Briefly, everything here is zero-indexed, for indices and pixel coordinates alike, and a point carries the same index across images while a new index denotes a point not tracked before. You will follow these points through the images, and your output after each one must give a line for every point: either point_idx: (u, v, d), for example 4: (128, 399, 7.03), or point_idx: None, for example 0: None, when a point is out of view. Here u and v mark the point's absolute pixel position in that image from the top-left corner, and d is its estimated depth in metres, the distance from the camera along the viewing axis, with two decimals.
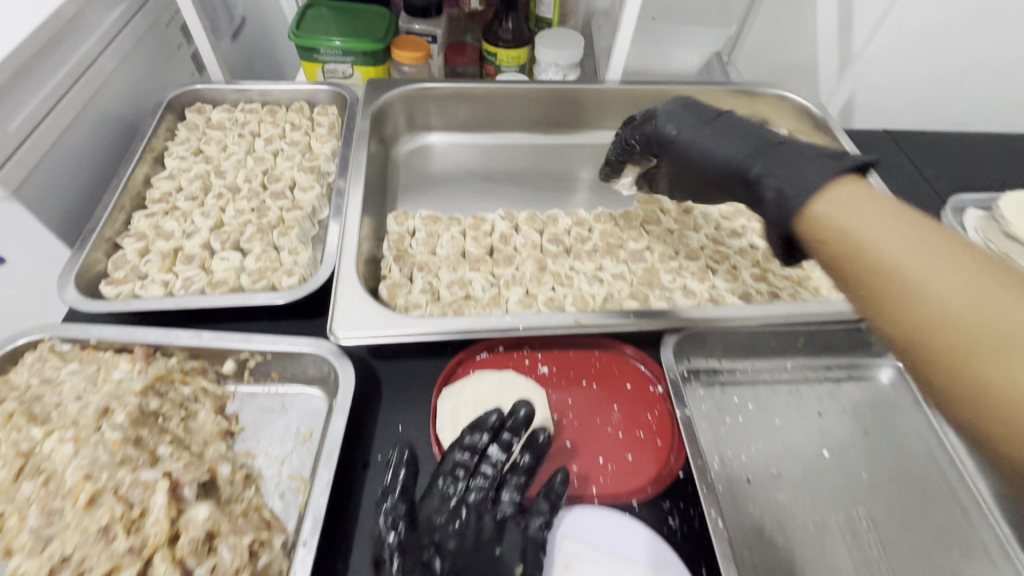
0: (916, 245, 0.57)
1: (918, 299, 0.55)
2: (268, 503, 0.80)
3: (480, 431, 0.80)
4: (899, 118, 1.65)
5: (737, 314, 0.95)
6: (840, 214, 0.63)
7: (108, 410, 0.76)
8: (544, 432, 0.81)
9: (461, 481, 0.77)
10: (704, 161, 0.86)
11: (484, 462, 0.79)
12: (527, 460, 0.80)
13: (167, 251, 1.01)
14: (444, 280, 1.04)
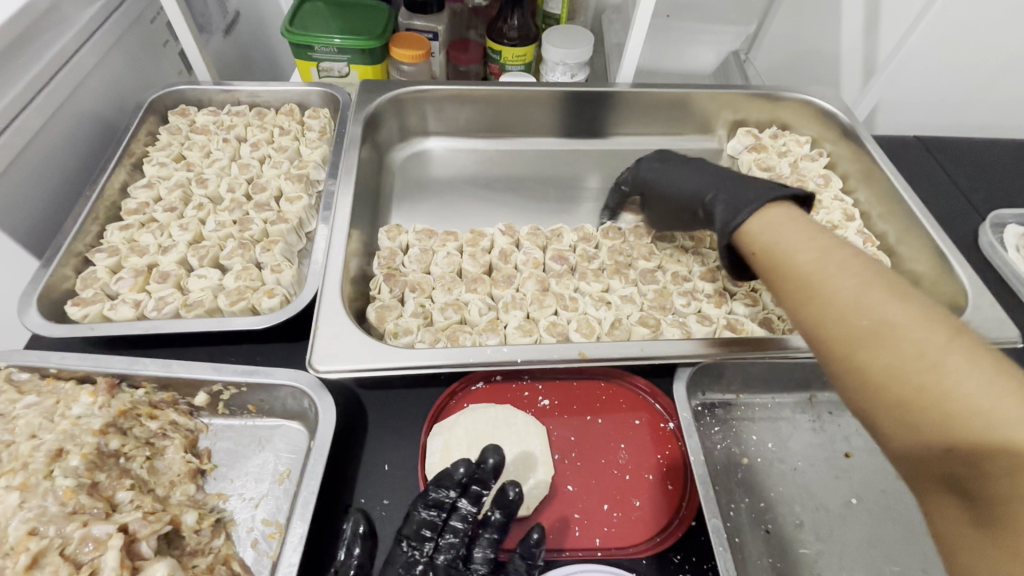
0: (867, 288, 0.60)
1: (878, 336, 0.57)
2: (238, 553, 0.73)
3: (442, 485, 0.73)
4: (924, 121, 1.57)
5: (762, 348, 0.85)
6: (776, 246, 0.70)
7: (62, 452, 0.69)
8: (514, 486, 0.72)
9: (427, 542, 0.72)
10: (674, 195, 0.97)
11: (450, 518, 0.73)
12: (498, 516, 0.73)
13: (141, 268, 0.94)
14: (438, 302, 0.96)
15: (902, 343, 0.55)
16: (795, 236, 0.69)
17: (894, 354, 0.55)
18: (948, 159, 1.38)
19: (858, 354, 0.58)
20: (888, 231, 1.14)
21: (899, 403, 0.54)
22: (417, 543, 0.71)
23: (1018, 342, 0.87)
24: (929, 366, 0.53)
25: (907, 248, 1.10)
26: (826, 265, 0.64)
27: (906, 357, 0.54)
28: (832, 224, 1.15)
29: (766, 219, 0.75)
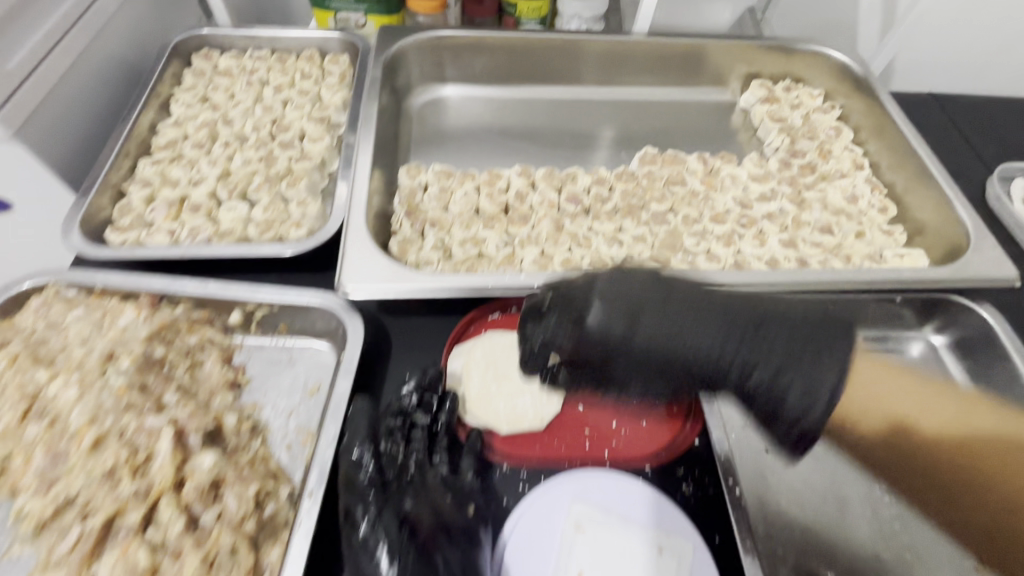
0: (928, 405, 0.71)
1: (950, 449, 0.70)
2: (275, 455, 0.78)
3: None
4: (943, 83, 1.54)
5: (767, 280, 0.88)
6: (876, 401, 0.70)
7: (113, 355, 0.75)
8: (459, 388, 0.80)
9: (398, 444, 0.75)
10: None
11: (415, 419, 0.77)
12: (449, 416, 0.79)
13: (173, 199, 0.98)
14: (456, 237, 0.99)
15: (953, 450, 0.69)
16: (874, 378, 0.71)
17: (948, 447, 0.70)
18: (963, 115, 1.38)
19: (933, 468, 0.71)
20: (897, 180, 1.16)
21: (942, 416, 0.70)
22: (393, 441, 0.75)
23: (1015, 281, 0.90)
24: (992, 466, 0.67)
25: (914, 197, 1.11)
26: (906, 400, 0.71)
27: (965, 470, 0.69)
28: (841, 172, 1.17)
29: (857, 377, 0.71)
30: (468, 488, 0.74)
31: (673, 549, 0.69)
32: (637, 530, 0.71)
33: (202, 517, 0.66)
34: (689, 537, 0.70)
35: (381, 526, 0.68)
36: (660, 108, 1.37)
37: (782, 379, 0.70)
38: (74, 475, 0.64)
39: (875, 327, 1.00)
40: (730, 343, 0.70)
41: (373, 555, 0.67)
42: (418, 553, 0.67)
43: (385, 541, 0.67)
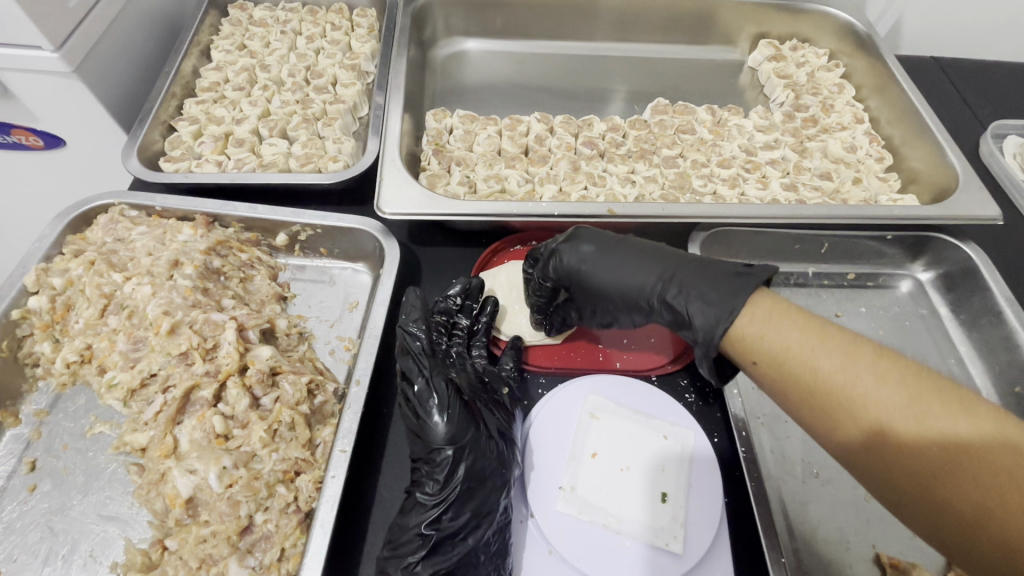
0: (888, 372, 0.57)
1: (901, 416, 0.55)
2: (320, 358, 0.87)
3: (461, 291, 0.89)
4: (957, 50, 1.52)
5: (770, 213, 0.95)
6: (771, 334, 0.62)
7: (178, 263, 0.83)
8: (495, 298, 0.90)
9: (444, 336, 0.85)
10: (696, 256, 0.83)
11: (458, 322, 0.88)
12: (485, 322, 0.89)
13: (219, 135, 1.07)
14: (481, 174, 1.07)
15: (906, 422, 0.55)
16: (784, 323, 0.62)
17: (910, 431, 0.54)
18: (964, 75, 1.43)
19: (864, 438, 0.56)
20: (895, 134, 1.22)
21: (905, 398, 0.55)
22: (439, 331, 0.84)
23: (998, 219, 0.97)
24: (963, 458, 0.52)
25: (910, 148, 1.17)
26: (842, 342, 0.59)
27: (925, 454, 0.54)
28: (841, 125, 1.24)
29: (763, 312, 0.65)
30: (502, 375, 0.84)
31: (677, 437, 0.79)
32: (647, 419, 0.81)
33: (263, 399, 0.75)
34: (691, 426, 0.81)
35: (435, 382, 0.73)
36: (671, 65, 1.43)
37: (686, 300, 0.70)
38: (154, 355, 0.75)
39: (864, 264, 1.08)
40: (655, 275, 0.75)
41: (427, 407, 0.72)
42: (469, 409, 0.73)
43: (442, 394, 0.73)
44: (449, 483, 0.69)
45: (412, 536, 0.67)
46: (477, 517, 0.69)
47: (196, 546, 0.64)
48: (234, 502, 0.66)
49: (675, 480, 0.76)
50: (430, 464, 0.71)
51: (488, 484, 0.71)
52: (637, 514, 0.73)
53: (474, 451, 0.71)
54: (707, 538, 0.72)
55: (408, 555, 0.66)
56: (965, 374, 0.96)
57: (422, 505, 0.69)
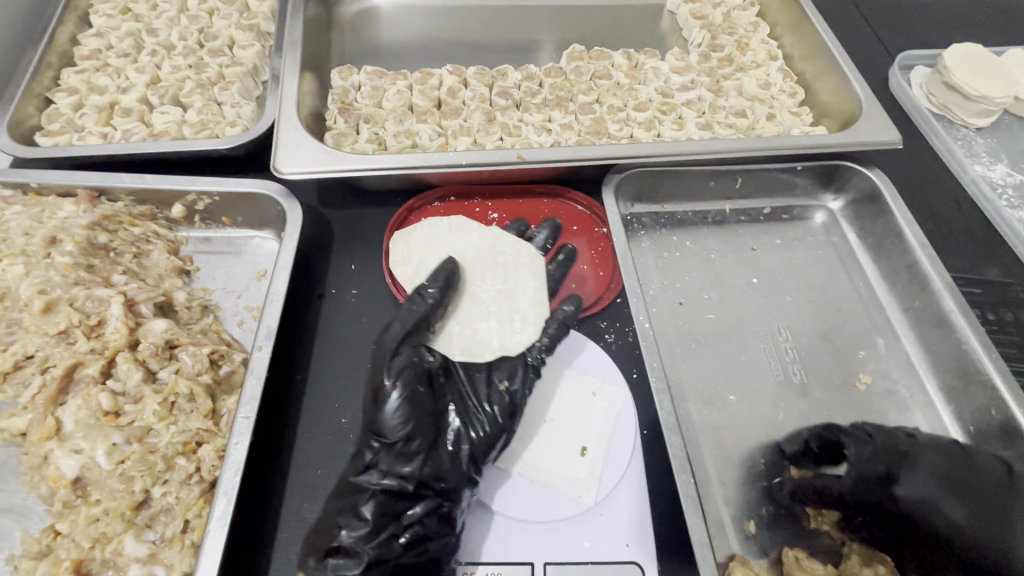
0: None
1: None
2: (227, 330, 0.83)
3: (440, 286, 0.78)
4: None
5: (679, 148, 0.95)
6: None
7: (56, 240, 0.78)
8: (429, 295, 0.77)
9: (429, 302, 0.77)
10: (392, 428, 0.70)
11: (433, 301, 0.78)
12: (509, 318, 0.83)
13: (103, 105, 0.99)
14: (390, 130, 1.03)
15: None
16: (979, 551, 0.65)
17: None
18: (875, 8, 1.45)
19: None
20: (807, 69, 1.23)
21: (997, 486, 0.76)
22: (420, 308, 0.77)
23: (898, 143, 1.00)
24: None
25: (822, 81, 1.18)
26: None
27: None
28: (756, 63, 1.24)
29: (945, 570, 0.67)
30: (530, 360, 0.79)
31: (609, 396, 0.80)
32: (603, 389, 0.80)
33: (159, 373, 0.72)
34: (623, 385, 0.81)
35: (403, 378, 0.70)
36: (590, 13, 1.40)
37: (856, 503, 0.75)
38: (30, 336, 0.70)
39: (779, 198, 1.10)
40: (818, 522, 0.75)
41: (380, 394, 0.69)
42: (422, 403, 0.70)
43: (399, 377, 0.69)
44: (375, 482, 0.66)
45: (328, 528, 0.67)
46: (393, 523, 0.66)
47: (88, 526, 0.61)
48: (127, 477, 0.63)
49: (597, 436, 0.76)
50: (368, 460, 0.68)
51: (422, 489, 0.67)
52: (556, 466, 0.74)
53: (418, 452, 0.68)
54: (615, 479, 0.73)
55: (321, 549, 0.66)
56: (875, 296, 0.99)
57: (344, 498, 0.68)
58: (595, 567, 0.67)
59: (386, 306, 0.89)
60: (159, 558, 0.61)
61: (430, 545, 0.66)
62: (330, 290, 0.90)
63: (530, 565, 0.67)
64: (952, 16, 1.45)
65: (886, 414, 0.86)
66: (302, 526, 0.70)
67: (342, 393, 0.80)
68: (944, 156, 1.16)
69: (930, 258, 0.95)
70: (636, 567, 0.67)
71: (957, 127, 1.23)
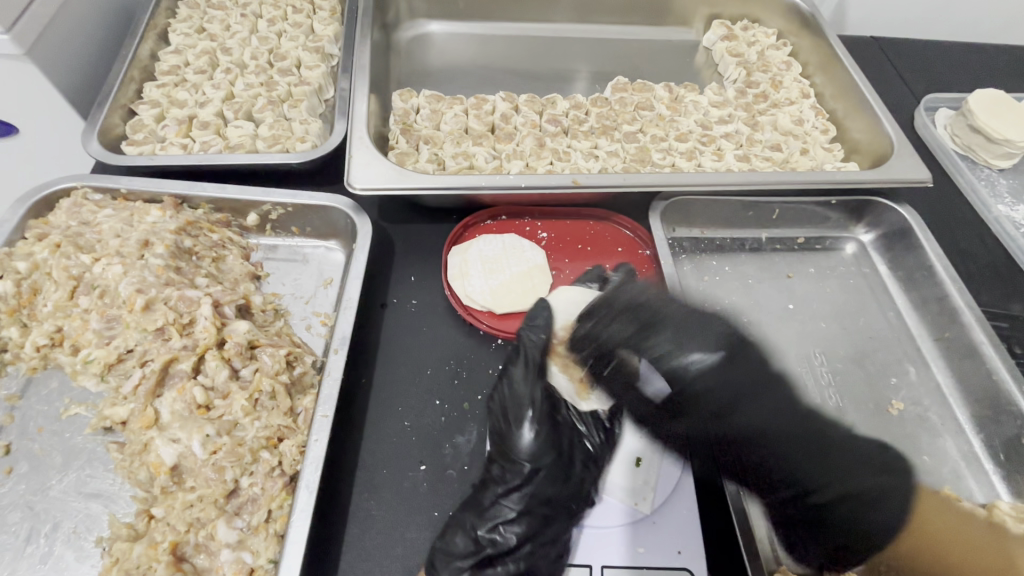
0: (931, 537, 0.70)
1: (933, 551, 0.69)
2: (296, 333, 0.88)
3: (544, 322, 0.88)
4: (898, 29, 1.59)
5: (724, 179, 1.00)
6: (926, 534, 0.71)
7: (148, 243, 0.84)
8: (535, 334, 0.86)
9: (538, 337, 0.86)
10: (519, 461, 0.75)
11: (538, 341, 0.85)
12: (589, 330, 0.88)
13: (183, 118, 1.06)
14: (449, 152, 1.09)
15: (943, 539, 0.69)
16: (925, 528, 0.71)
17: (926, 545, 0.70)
18: (900, 51, 1.53)
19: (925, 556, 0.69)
20: (838, 108, 1.29)
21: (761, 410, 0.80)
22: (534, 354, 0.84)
23: (928, 181, 1.05)
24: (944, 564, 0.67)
25: (852, 120, 1.25)
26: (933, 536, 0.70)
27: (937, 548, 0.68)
28: (789, 100, 1.31)
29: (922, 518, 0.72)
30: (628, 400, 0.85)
31: (661, 411, 0.84)
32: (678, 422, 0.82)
33: (242, 370, 0.77)
34: (679, 403, 0.84)
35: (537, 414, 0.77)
36: (630, 45, 1.48)
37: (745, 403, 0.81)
38: (130, 331, 0.77)
39: (813, 229, 1.15)
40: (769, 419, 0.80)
41: (520, 420, 0.77)
42: (556, 437, 0.77)
43: (534, 412, 0.78)
44: (514, 505, 0.72)
45: (464, 539, 0.70)
46: (534, 542, 0.71)
47: (183, 511, 0.67)
48: (219, 467, 0.69)
49: (651, 447, 0.81)
50: (501, 484, 0.74)
51: (557, 512, 0.73)
52: (612, 474, 0.79)
53: (550, 479, 0.74)
54: (669, 489, 0.77)
55: (455, 560, 0.69)
56: (906, 327, 1.04)
57: (475, 513, 0.72)
58: (649, 573, 0.71)
59: (445, 317, 0.94)
60: (247, 544, 0.66)
61: (557, 565, 0.70)
62: (392, 300, 0.95)
63: (589, 568, 0.72)
64: (974, 61, 1.52)
65: (918, 439, 0.91)
66: (370, 523, 0.74)
67: (405, 397, 0.85)
68: (969, 195, 1.22)
69: (962, 292, 0.99)
70: (687, 573, 0.71)
71: (980, 167, 1.29)
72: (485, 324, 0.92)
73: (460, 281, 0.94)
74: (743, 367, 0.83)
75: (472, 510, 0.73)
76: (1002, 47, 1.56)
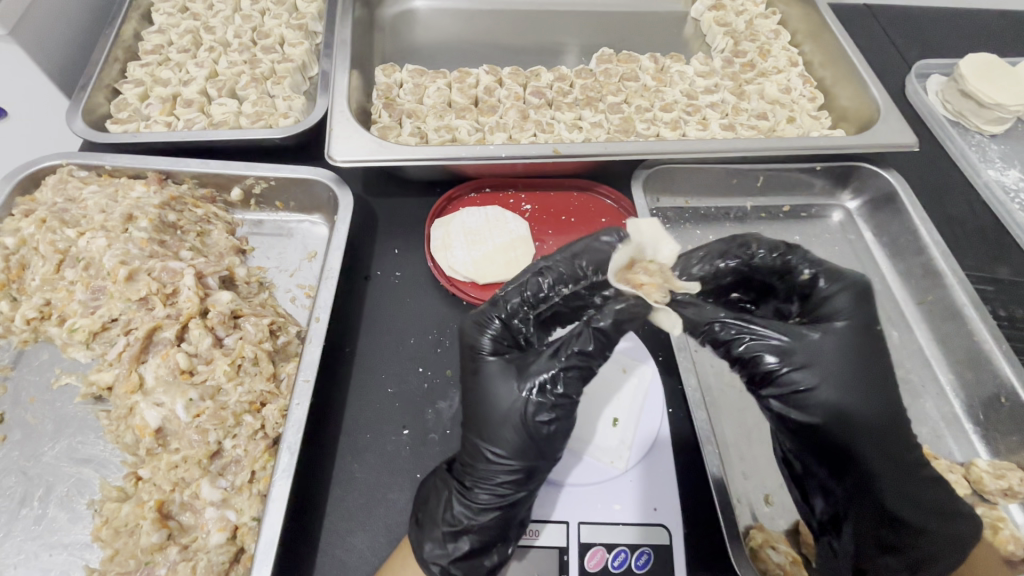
0: None
1: None
2: (281, 305, 0.89)
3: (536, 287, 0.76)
4: None
5: (706, 146, 1.00)
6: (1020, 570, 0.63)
7: (132, 217, 0.85)
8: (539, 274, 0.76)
9: (520, 305, 0.76)
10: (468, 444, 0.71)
11: (513, 310, 0.76)
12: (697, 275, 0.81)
13: (167, 96, 1.07)
14: (432, 125, 1.10)
15: None
16: None
17: None
18: (893, 18, 1.50)
19: None
20: (826, 75, 1.28)
21: (870, 414, 0.69)
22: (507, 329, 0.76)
23: (915, 146, 1.05)
24: None
25: (840, 88, 1.23)
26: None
27: None
28: (777, 69, 1.30)
29: None
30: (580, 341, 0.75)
31: (635, 371, 0.85)
32: (643, 393, 0.83)
33: (226, 338, 0.79)
34: (651, 364, 0.86)
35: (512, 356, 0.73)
36: (617, 17, 1.46)
37: (824, 394, 0.69)
38: (114, 301, 0.79)
39: (798, 197, 1.15)
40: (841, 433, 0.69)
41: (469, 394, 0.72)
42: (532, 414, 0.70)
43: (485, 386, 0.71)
44: (496, 478, 0.68)
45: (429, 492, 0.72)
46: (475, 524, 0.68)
47: (168, 471, 0.69)
48: (203, 430, 0.71)
49: (629, 408, 0.82)
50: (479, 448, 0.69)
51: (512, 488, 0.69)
52: (592, 434, 0.79)
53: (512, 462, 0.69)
54: (645, 447, 0.78)
55: (428, 544, 0.68)
56: (891, 293, 1.03)
57: (459, 493, 0.69)
58: (625, 528, 0.73)
59: (428, 288, 0.96)
60: (231, 503, 0.68)
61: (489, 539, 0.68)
62: (375, 272, 0.96)
63: (566, 523, 0.73)
64: (968, 27, 1.50)
65: None
66: (353, 484, 0.76)
67: (389, 365, 0.86)
68: (959, 161, 1.21)
69: (946, 256, 0.99)
70: (663, 528, 0.73)
71: (972, 133, 1.28)
72: (469, 295, 0.93)
73: (443, 253, 0.95)
74: (831, 368, 0.70)
75: (448, 486, 0.71)
76: (998, 11, 1.53)
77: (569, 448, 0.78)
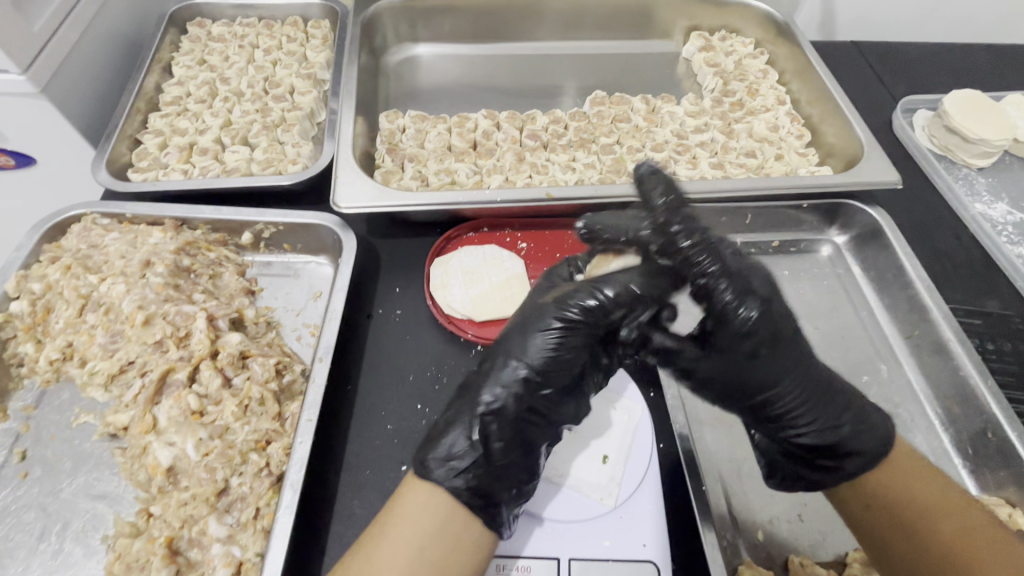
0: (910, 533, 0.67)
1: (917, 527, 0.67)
2: (287, 343, 0.94)
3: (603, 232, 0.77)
4: (882, 33, 1.62)
5: (692, 187, 1.04)
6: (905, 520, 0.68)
7: (149, 263, 0.91)
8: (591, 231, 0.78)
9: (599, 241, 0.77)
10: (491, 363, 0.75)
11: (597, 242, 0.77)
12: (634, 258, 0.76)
13: (184, 145, 1.14)
14: (432, 169, 1.16)
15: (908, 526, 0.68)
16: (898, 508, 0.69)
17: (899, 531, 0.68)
18: (880, 54, 1.55)
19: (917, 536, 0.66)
20: (814, 113, 1.32)
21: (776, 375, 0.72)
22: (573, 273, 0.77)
23: (898, 183, 1.08)
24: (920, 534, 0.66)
25: (827, 125, 1.27)
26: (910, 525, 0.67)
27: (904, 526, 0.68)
28: (765, 107, 1.35)
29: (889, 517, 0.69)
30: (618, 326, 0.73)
31: (625, 408, 0.88)
32: (632, 428, 0.86)
33: (235, 378, 0.84)
34: (640, 401, 0.89)
35: (564, 318, 0.72)
36: (612, 59, 1.53)
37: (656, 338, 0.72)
38: (132, 345, 0.85)
39: (788, 232, 1.18)
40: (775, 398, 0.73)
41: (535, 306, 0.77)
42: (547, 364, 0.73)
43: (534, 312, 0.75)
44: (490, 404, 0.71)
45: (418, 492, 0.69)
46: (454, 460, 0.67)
47: (178, 508, 0.73)
48: (211, 468, 0.75)
49: (618, 445, 0.84)
50: (496, 388, 0.71)
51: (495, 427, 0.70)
52: (581, 471, 0.82)
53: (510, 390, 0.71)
54: (633, 484, 0.81)
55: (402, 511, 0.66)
56: (878, 326, 1.06)
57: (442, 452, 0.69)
58: (614, 564, 0.75)
59: (427, 326, 1.00)
60: (236, 539, 0.71)
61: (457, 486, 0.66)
62: (377, 310, 1.01)
63: (556, 560, 0.75)
64: (955, 62, 1.54)
65: None
66: (353, 521, 0.79)
67: (388, 402, 0.90)
68: (946, 195, 1.23)
69: (929, 291, 1.02)
70: (652, 565, 0.75)
71: (959, 167, 1.31)
72: (468, 333, 0.97)
73: (442, 291, 1.00)
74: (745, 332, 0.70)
75: (464, 405, 0.72)
76: (984, 47, 1.58)
77: (560, 485, 0.81)
